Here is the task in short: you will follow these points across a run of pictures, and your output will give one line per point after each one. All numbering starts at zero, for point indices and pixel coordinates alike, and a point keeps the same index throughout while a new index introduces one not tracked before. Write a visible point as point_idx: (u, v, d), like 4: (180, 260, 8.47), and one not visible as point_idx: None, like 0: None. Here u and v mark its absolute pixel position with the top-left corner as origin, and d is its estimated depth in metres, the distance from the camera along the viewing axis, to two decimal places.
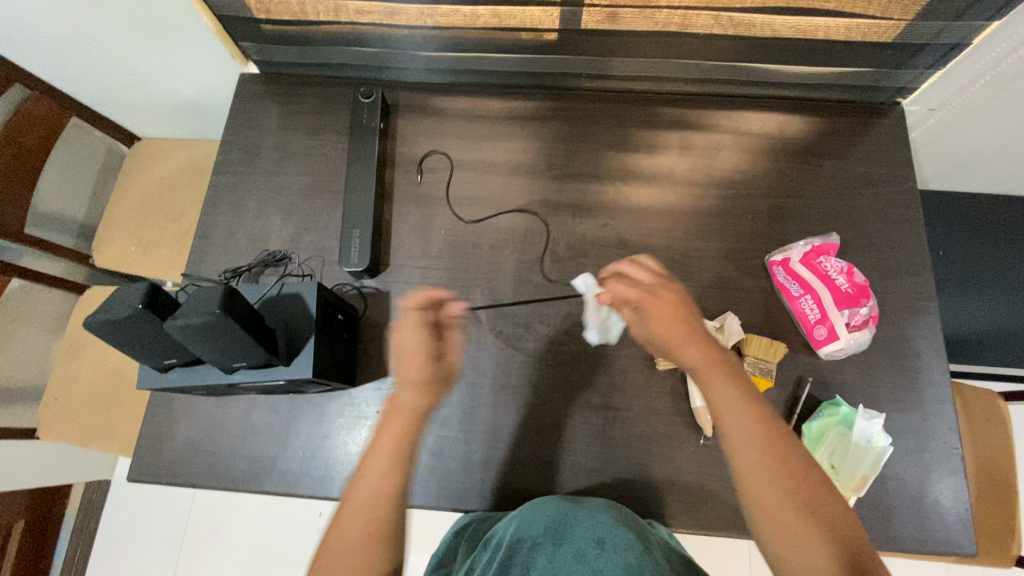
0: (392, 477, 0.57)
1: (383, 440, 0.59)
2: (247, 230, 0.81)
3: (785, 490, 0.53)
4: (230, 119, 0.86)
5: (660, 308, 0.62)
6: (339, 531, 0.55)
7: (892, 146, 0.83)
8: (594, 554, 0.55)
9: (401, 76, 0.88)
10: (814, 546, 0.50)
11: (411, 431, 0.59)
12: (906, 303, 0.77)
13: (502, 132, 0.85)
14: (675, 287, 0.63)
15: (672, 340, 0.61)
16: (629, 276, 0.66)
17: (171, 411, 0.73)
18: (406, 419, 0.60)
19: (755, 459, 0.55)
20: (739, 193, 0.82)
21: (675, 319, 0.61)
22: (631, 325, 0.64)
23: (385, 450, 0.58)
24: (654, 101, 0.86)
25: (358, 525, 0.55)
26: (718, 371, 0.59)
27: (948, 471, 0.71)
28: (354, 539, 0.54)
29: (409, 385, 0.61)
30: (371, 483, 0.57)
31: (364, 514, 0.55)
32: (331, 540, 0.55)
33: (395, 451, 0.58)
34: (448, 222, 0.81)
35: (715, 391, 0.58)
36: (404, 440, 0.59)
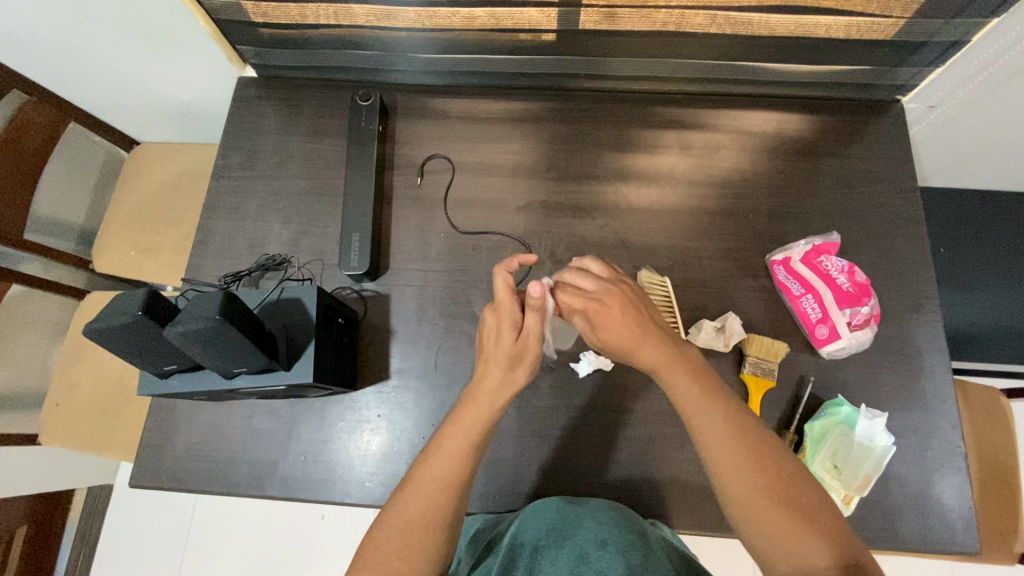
0: (462, 462, 0.57)
1: (460, 424, 0.59)
2: (247, 234, 0.82)
3: (765, 493, 0.52)
4: (230, 124, 0.88)
5: (609, 315, 0.60)
6: (403, 507, 0.55)
7: (895, 144, 0.82)
8: (595, 555, 0.55)
9: (398, 79, 0.88)
10: (802, 552, 0.50)
11: (489, 418, 0.59)
12: (912, 303, 0.75)
13: (499, 133, 0.85)
14: (619, 291, 0.61)
15: (626, 346, 0.59)
16: (572, 280, 0.63)
17: (173, 417, 0.74)
18: (487, 405, 0.59)
19: (730, 466, 0.54)
20: (741, 192, 0.81)
21: (624, 324, 0.59)
22: (586, 332, 0.63)
23: (462, 432, 0.58)
24: (652, 101, 0.85)
25: (422, 504, 0.55)
26: (679, 375, 0.58)
27: (957, 476, 0.69)
28: (419, 519, 0.55)
29: (494, 364, 0.59)
30: (443, 468, 0.57)
31: (431, 493, 0.56)
32: (393, 518, 0.55)
33: (472, 436, 0.58)
34: (446, 224, 0.81)
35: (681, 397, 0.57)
36: (482, 424, 0.58)
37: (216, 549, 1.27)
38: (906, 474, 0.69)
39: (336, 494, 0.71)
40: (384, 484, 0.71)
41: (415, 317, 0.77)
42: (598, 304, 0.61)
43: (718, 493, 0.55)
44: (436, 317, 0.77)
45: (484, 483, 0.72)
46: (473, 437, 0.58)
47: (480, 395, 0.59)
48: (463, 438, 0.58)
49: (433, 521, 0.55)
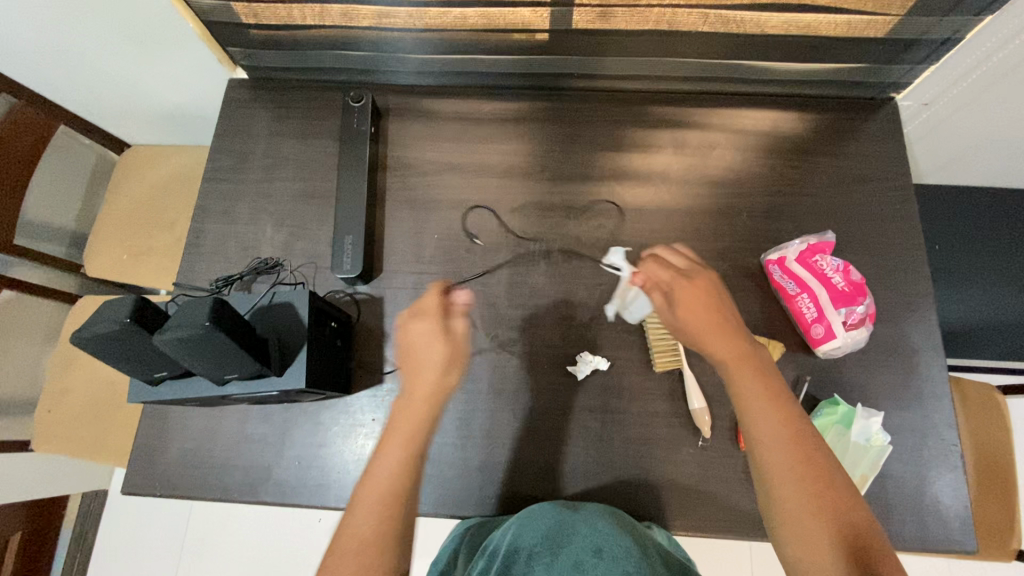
0: (406, 471, 0.57)
1: (396, 430, 0.59)
2: (239, 238, 0.82)
3: (812, 493, 0.53)
4: (221, 126, 0.87)
5: (695, 298, 0.61)
6: (354, 521, 0.55)
7: (890, 141, 0.81)
8: (591, 563, 0.54)
9: (391, 80, 0.88)
10: (827, 554, 0.50)
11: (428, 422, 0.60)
12: (907, 301, 0.75)
13: (493, 133, 0.85)
14: (709, 277, 0.62)
15: (702, 330, 0.60)
16: (665, 259, 0.65)
17: (166, 423, 0.73)
18: (420, 412, 0.60)
19: (782, 459, 0.54)
20: (736, 191, 0.81)
21: (705, 309, 0.60)
22: (659, 310, 0.63)
23: (404, 438, 0.59)
24: (647, 100, 0.85)
25: (374, 520, 0.55)
26: (746, 365, 0.58)
27: (954, 475, 0.69)
28: (365, 531, 0.54)
29: (426, 370, 0.61)
30: (384, 476, 0.57)
31: (376, 505, 0.55)
32: (346, 534, 0.54)
33: (409, 445, 0.59)
34: (439, 226, 0.81)
35: (743, 387, 0.57)
36: (415, 435, 0.59)
37: (212, 553, 1.27)
38: (902, 473, 0.69)
39: (331, 499, 0.70)
40: None
41: None
42: (678, 284, 0.62)
43: (761, 487, 0.55)
44: None
45: (480, 487, 0.71)
46: (411, 445, 0.58)
47: (415, 399, 0.60)
48: (402, 446, 0.58)
49: (382, 530, 0.54)
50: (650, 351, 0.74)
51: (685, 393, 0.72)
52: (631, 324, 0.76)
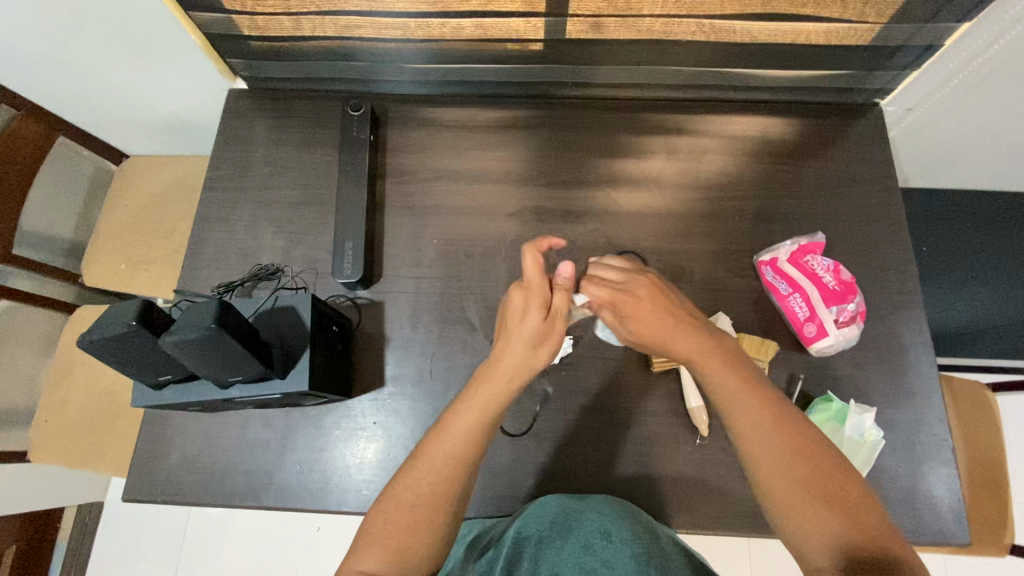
0: (475, 442, 0.58)
1: (469, 405, 0.59)
2: (240, 245, 0.83)
3: (799, 468, 0.53)
4: (220, 135, 0.88)
5: (641, 308, 0.61)
6: (411, 484, 0.56)
7: (875, 144, 0.84)
8: (601, 545, 0.55)
9: (389, 89, 0.89)
10: (821, 521, 0.51)
11: (509, 393, 0.59)
12: (896, 299, 0.77)
13: (490, 140, 0.86)
14: (650, 280, 0.63)
15: (659, 339, 0.61)
16: (605, 274, 0.64)
17: (167, 429, 0.74)
18: (499, 387, 0.59)
19: (765, 442, 0.55)
20: (727, 194, 0.83)
21: (656, 316, 0.61)
22: (616, 326, 0.65)
23: (477, 406, 0.58)
24: (639, 107, 0.87)
25: (432, 481, 0.56)
26: (714, 361, 0.59)
27: (946, 469, 0.71)
28: (427, 494, 0.55)
29: (517, 344, 0.59)
30: (454, 444, 0.57)
31: (436, 472, 0.56)
32: (400, 490, 0.56)
33: (486, 417, 0.58)
34: (439, 231, 0.82)
35: (717, 384, 0.58)
36: (489, 409, 0.58)
37: (212, 563, 1.25)
38: (896, 467, 0.71)
39: (333, 503, 0.70)
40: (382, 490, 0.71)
41: (409, 324, 0.77)
42: (627, 294, 0.62)
43: (751, 474, 0.56)
44: (431, 323, 0.77)
45: (480, 488, 0.72)
46: (485, 416, 0.58)
47: (498, 376, 0.59)
48: (475, 417, 0.58)
49: (439, 497, 0.56)
50: (647, 352, 0.75)
51: (682, 391, 0.74)
52: None
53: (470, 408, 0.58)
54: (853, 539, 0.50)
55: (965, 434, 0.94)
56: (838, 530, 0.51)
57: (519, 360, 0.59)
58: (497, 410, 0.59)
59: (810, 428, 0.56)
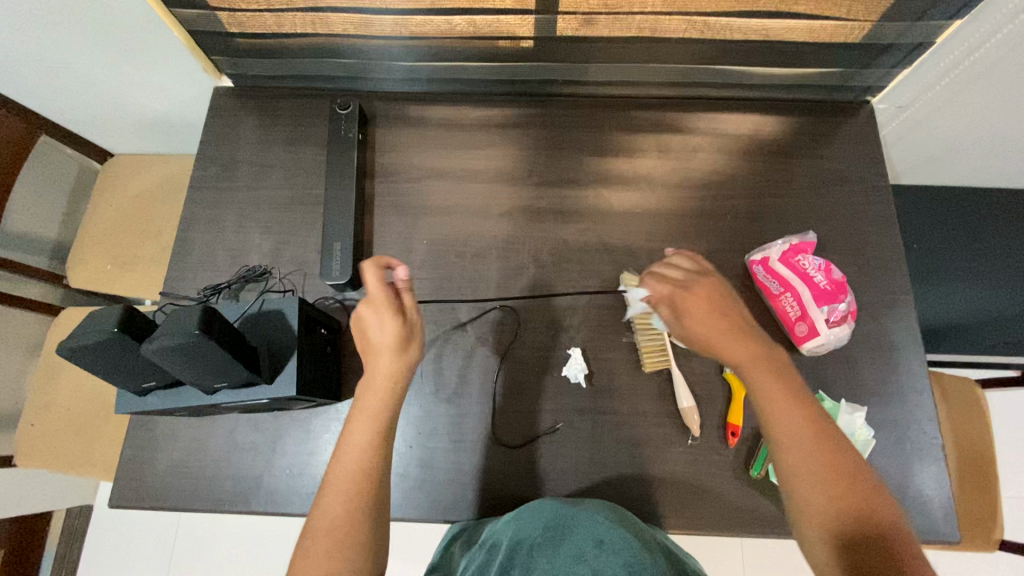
0: (373, 453, 0.58)
1: (359, 415, 0.60)
2: (226, 246, 0.81)
3: (835, 483, 0.54)
4: (206, 134, 0.87)
5: (698, 306, 0.62)
6: (329, 500, 0.56)
7: (866, 143, 0.84)
8: (593, 553, 0.54)
9: (378, 87, 0.88)
10: (848, 530, 0.52)
11: (393, 399, 0.61)
12: (887, 298, 0.77)
13: (480, 139, 0.86)
14: (711, 281, 0.64)
15: (712, 339, 0.61)
16: (661, 272, 0.66)
17: (153, 434, 0.73)
18: (386, 391, 0.61)
19: (803, 451, 0.55)
20: (719, 193, 0.82)
21: (713, 317, 0.62)
22: (668, 323, 0.65)
23: (367, 419, 0.60)
24: (631, 105, 0.86)
25: (341, 504, 0.56)
26: (765, 372, 0.59)
27: (936, 467, 0.71)
28: (344, 504, 0.56)
29: (382, 354, 0.61)
30: (351, 458, 0.58)
31: (346, 481, 0.57)
32: (320, 509, 0.56)
33: (377, 424, 0.60)
34: (429, 232, 0.81)
35: (765, 387, 0.58)
36: (385, 409, 0.60)
37: (203, 566, 1.25)
38: (887, 466, 0.71)
39: None
40: None
41: None
42: (687, 293, 0.63)
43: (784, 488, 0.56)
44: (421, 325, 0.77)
45: (472, 491, 0.71)
46: (377, 424, 0.60)
47: (373, 377, 0.61)
48: (368, 429, 0.59)
49: (356, 510, 0.56)
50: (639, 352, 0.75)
51: (674, 391, 0.74)
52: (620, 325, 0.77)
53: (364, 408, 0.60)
54: (879, 551, 0.50)
55: (957, 433, 0.94)
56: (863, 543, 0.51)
57: (386, 358, 0.61)
58: (387, 415, 0.60)
59: (852, 450, 0.56)
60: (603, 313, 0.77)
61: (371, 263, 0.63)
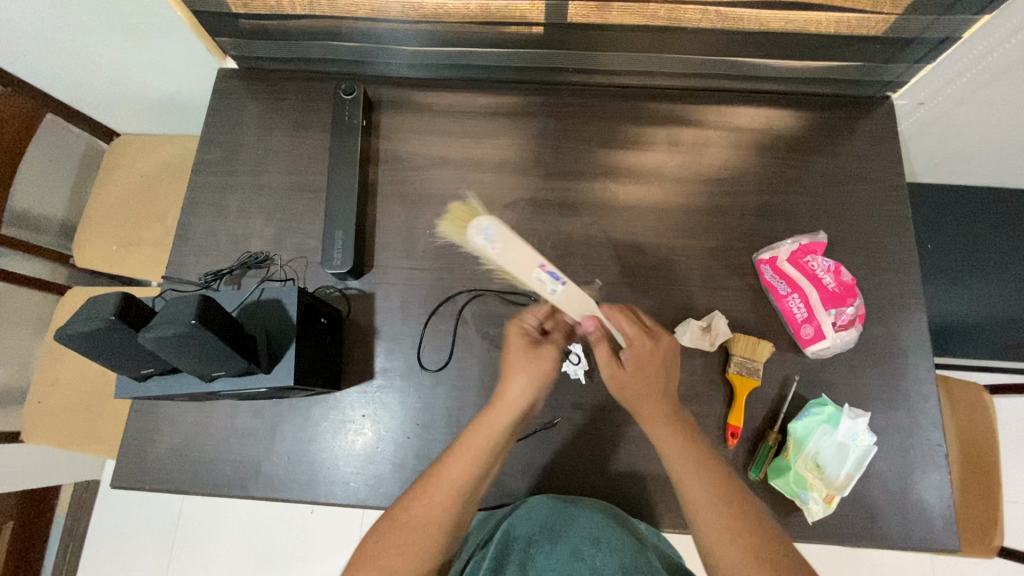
0: (473, 470, 0.58)
1: (478, 433, 0.60)
2: (228, 231, 0.81)
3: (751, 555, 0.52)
4: (209, 117, 0.86)
5: (641, 373, 0.62)
6: (425, 502, 0.56)
7: (883, 140, 0.81)
8: (591, 552, 0.55)
9: (384, 71, 0.87)
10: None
11: (512, 421, 0.60)
12: (895, 302, 0.76)
13: (486, 128, 0.84)
14: (665, 342, 0.64)
15: (634, 396, 0.61)
16: (628, 319, 0.64)
17: (155, 417, 0.73)
18: (507, 410, 0.60)
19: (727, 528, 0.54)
20: (729, 189, 0.81)
21: (653, 372, 0.62)
22: (605, 365, 0.62)
23: (484, 435, 0.59)
24: (641, 97, 0.85)
25: (431, 504, 0.56)
26: (669, 431, 0.60)
27: (939, 475, 0.70)
28: (439, 509, 0.56)
29: (518, 372, 0.61)
30: (460, 466, 0.58)
31: (450, 490, 0.57)
32: (407, 511, 0.56)
33: (490, 445, 0.59)
34: (432, 222, 0.81)
35: (675, 464, 0.59)
36: (502, 431, 0.60)
37: (207, 542, 1.27)
38: (888, 473, 0.70)
39: (320, 494, 0.70)
40: (370, 485, 0.70)
41: (400, 316, 0.76)
42: (636, 347, 0.62)
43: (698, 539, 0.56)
44: (422, 316, 0.76)
45: None
46: (489, 448, 0.59)
47: (501, 412, 0.60)
48: (476, 452, 0.59)
49: (445, 516, 0.56)
50: None
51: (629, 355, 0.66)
52: None
53: (489, 429, 0.60)
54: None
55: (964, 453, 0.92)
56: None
57: (526, 399, 0.60)
58: (501, 437, 0.60)
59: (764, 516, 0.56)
60: None
61: (545, 303, 0.64)
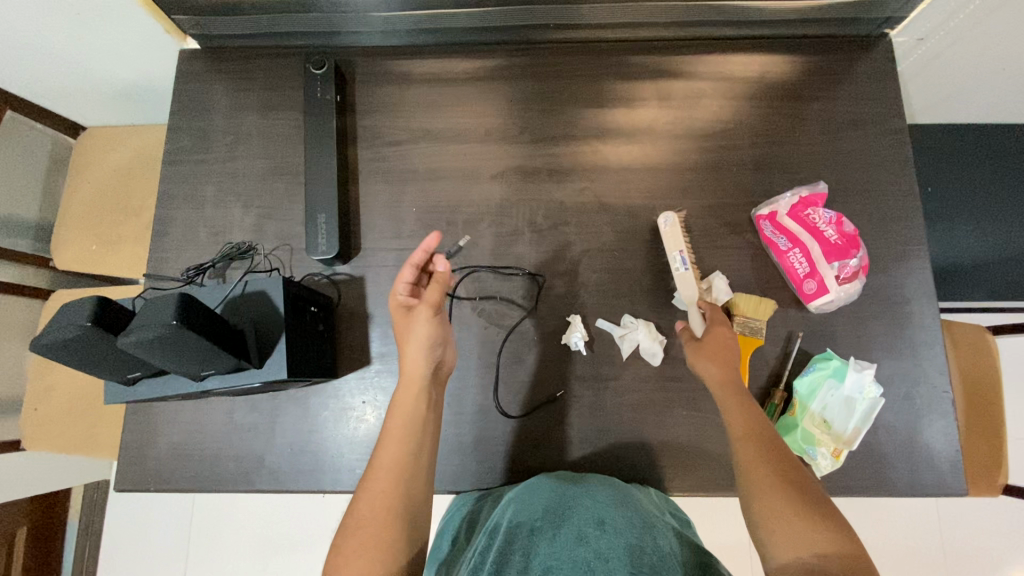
0: (406, 451, 0.61)
1: (398, 411, 0.64)
2: (207, 222, 0.78)
3: (788, 501, 0.54)
4: (175, 103, 0.82)
5: (713, 347, 0.66)
6: (370, 492, 0.59)
7: (881, 81, 0.78)
8: (595, 535, 0.54)
9: (355, 41, 0.82)
10: (811, 538, 0.51)
11: (423, 396, 0.65)
12: (898, 250, 0.74)
13: (467, 95, 0.81)
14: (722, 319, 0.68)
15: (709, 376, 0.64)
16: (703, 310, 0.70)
17: (152, 418, 0.72)
18: (415, 386, 0.65)
19: (766, 475, 0.56)
20: (724, 144, 0.78)
21: (722, 352, 0.65)
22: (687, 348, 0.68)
23: (401, 414, 0.63)
24: (628, 51, 0.80)
25: (379, 492, 0.59)
26: (732, 400, 0.62)
27: (945, 421, 0.70)
28: (387, 494, 0.59)
29: (413, 343, 0.65)
30: (395, 448, 0.61)
31: (387, 477, 0.60)
32: (361, 504, 0.58)
33: (408, 421, 0.63)
34: (418, 199, 0.78)
35: (732, 417, 0.61)
36: (417, 408, 0.64)
37: (220, 537, 1.29)
38: (894, 423, 0.70)
39: (326, 484, 0.70)
40: None
41: None
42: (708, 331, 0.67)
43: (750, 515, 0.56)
44: None
45: (475, 461, 0.71)
46: (407, 425, 0.63)
47: (407, 392, 0.65)
48: (402, 431, 0.62)
49: (394, 502, 0.58)
50: (652, 356, 0.72)
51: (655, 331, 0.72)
52: (620, 288, 0.75)
53: (400, 411, 0.63)
54: (841, 558, 0.49)
55: (971, 396, 0.92)
56: (828, 547, 0.50)
57: (423, 375, 0.65)
58: (420, 413, 0.64)
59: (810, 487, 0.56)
60: (602, 278, 0.75)
61: (407, 263, 0.68)
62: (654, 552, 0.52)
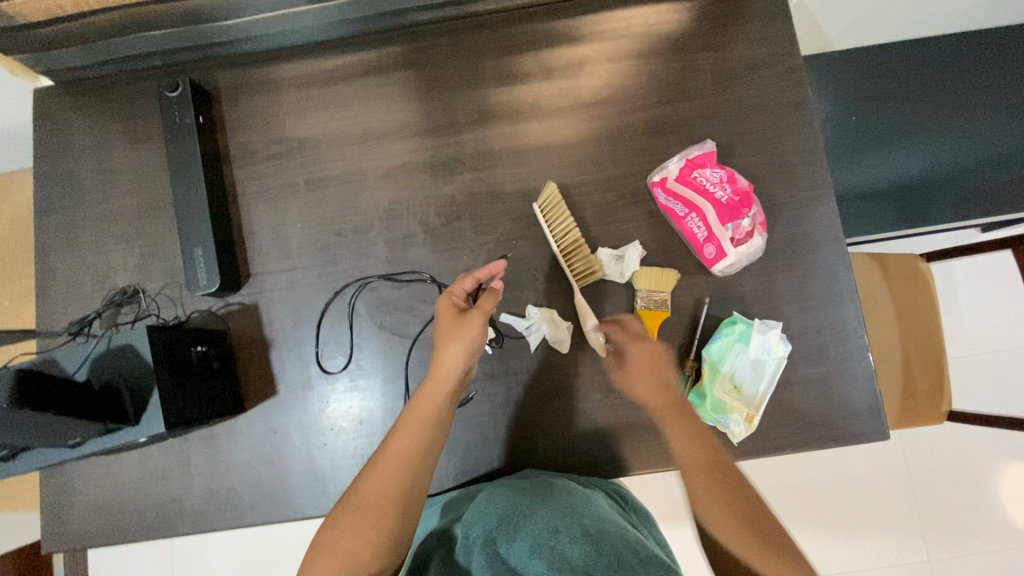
0: (420, 441, 0.59)
1: (421, 400, 0.61)
2: (89, 270, 0.75)
3: (738, 522, 0.57)
4: (37, 148, 0.77)
5: (644, 369, 0.66)
6: (376, 476, 0.57)
7: (772, 18, 0.73)
8: (549, 544, 0.51)
9: (213, 53, 0.76)
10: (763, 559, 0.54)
11: (449, 393, 0.61)
12: (802, 198, 0.71)
13: (339, 95, 0.76)
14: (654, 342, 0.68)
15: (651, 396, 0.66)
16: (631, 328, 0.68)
17: (65, 478, 0.71)
18: (443, 380, 0.61)
19: (717, 504, 0.58)
20: (612, 110, 0.73)
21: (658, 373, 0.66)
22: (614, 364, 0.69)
23: (421, 406, 0.60)
24: (502, 21, 0.75)
25: (382, 478, 0.57)
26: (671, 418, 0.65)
27: (862, 368, 0.68)
28: (390, 482, 0.56)
29: (453, 341, 0.60)
30: (409, 438, 0.59)
31: (395, 462, 0.57)
32: (364, 485, 0.57)
33: (430, 415, 0.60)
34: (303, 214, 0.74)
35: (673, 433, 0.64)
36: (442, 401, 0.61)
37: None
38: (811, 378, 0.68)
39: (249, 518, 0.69)
40: (295, 498, 0.69)
41: (290, 323, 0.72)
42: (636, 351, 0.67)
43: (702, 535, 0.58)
44: (313, 319, 0.72)
45: None
46: (429, 416, 0.60)
47: (433, 386, 0.61)
48: (421, 422, 0.59)
49: (393, 493, 0.56)
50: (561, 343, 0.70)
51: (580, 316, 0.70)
52: (521, 278, 0.72)
53: (423, 406, 0.60)
54: None
55: (907, 324, 0.91)
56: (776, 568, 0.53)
57: (455, 374, 0.61)
58: (444, 409, 0.61)
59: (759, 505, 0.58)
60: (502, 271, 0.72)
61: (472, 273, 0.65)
62: (609, 556, 0.49)
